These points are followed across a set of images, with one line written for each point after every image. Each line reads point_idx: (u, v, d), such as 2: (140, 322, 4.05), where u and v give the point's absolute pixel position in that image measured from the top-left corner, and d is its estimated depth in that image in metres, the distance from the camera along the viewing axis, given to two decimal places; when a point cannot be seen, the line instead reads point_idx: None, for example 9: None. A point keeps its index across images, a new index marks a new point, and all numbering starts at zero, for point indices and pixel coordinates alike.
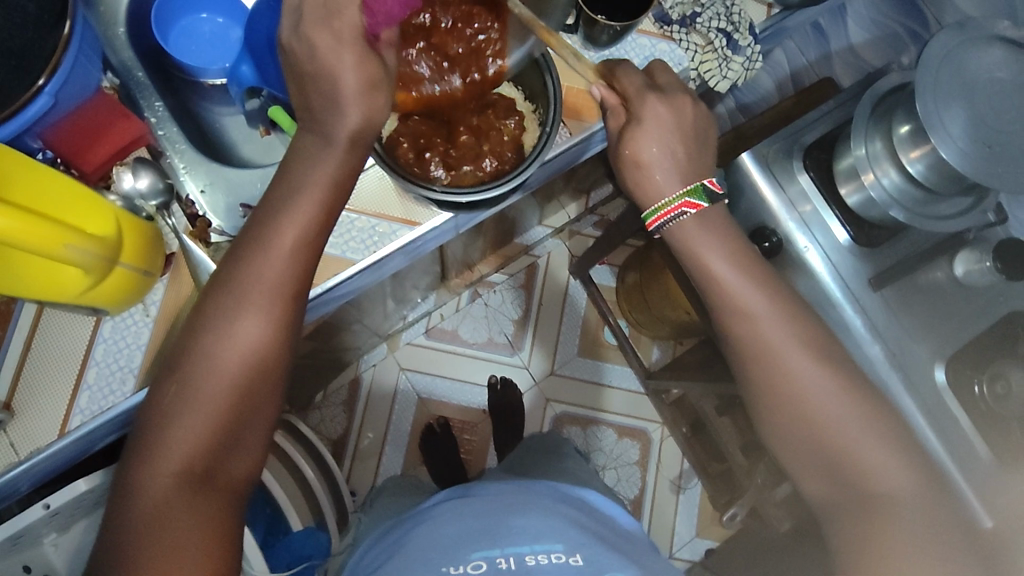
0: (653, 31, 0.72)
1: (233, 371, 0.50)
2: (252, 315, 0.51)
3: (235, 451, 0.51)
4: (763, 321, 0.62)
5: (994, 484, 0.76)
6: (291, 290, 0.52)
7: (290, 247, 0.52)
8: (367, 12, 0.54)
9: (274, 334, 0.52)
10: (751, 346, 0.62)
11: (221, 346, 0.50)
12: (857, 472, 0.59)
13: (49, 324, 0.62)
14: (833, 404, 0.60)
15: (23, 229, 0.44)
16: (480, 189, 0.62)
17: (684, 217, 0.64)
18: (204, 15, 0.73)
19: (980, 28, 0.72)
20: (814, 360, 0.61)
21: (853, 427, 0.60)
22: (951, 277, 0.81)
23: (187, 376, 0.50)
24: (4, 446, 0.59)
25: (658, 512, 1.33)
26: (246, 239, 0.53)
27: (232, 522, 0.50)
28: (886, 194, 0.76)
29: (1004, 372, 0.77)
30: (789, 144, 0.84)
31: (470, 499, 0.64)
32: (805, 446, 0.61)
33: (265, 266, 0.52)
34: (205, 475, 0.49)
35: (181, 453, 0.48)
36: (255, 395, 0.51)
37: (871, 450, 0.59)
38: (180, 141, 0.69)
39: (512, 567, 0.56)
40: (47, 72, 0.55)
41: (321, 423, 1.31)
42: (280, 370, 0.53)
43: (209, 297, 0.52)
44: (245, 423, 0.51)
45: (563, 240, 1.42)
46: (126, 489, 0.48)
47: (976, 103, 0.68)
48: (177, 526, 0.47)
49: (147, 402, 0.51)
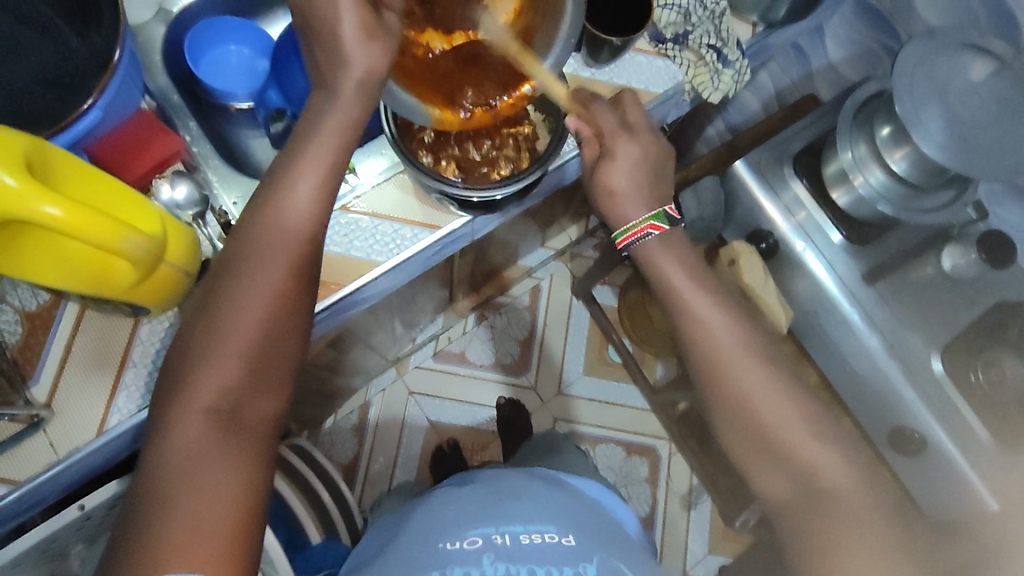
0: (649, 49, 0.78)
1: (257, 316, 0.53)
2: (274, 263, 0.54)
3: (259, 392, 0.53)
4: (705, 322, 0.61)
5: (996, 467, 0.78)
6: (308, 240, 0.56)
7: (319, 222, 0.57)
8: None
9: (293, 281, 0.55)
10: (696, 345, 0.61)
11: (247, 292, 0.53)
12: (810, 471, 0.56)
13: (90, 327, 0.65)
14: (778, 403, 0.58)
15: (81, 221, 0.49)
16: (498, 187, 0.67)
17: (649, 238, 0.65)
18: (232, 46, 0.78)
19: (949, 37, 0.78)
20: (761, 360, 0.60)
21: (801, 430, 0.57)
22: (941, 272, 0.86)
23: (215, 321, 0.53)
24: (43, 446, 0.61)
25: (670, 529, 1.33)
26: (261, 206, 0.56)
27: (261, 459, 0.52)
28: (875, 191, 0.81)
29: (998, 359, 0.82)
30: (778, 153, 0.90)
31: (466, 492, 0.67)
32: (758, 450, 0.58)
33: (285, 222, 0.55)
34: (233, 414, 0.51)
35: (212, 392, 0.51)
36: (279, 338, 0.54)
37: (816, 448, 0.57)
38: (212, 157, 0.74)
39: (507, 543, 0.58)
40: (97, 90, 0.62)
41: (333, 447, 1.32)
42: (299, 314, 0.55)
43: (235, 249, 0.55)
44: (268, 365, 0.53)
45: (565, 262, 1.47)
46: (161, 430, 0.50)
47: (949, 104, 0.74)
48: (210, 459, 0.49)
49: (178, 349, 0.53)
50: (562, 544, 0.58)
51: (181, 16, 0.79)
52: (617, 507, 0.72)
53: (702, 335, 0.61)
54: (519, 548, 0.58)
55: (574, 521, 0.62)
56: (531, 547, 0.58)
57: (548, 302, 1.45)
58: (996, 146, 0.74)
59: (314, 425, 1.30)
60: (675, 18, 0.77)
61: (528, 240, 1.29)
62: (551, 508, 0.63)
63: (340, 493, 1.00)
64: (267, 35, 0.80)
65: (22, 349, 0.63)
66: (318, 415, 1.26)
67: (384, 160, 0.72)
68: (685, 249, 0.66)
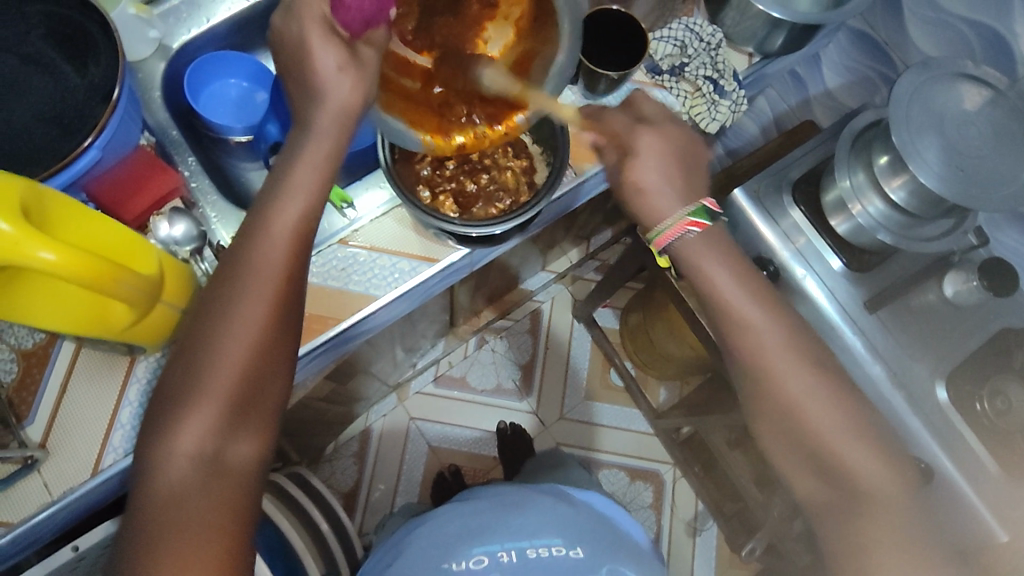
0: (646, 80, 0.78)
1: (237, 359, 0.52)
2: (253, 302, 0.53)
3: (242, 432, 0.52)
4: (757, 327, 0.60)
5: (1004, 496, 0.78)
6: (283, 274, 0.54)
7: (297, 259, 0.55)
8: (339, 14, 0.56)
9: (273, 319, 0.54)
10: (738, 350, 0.61)
11: (225, 333, 0.52)
12: (849, 478, 0.57)
13: (86, 365, 0.65)
14: (824, 412, 0.58)
15: (74, 267, 0.48)
16: (495, 223, 0.67)
17: (689, 235, 0.61)
18: (230, 80, 0.80)
19: (944, 67, 0.78)
20: (808, 369, 0.59)
21: (845, 436, 0.58)
22: (943, 298, 0.85)
23: (197, 362, 0.52)
24: (37, 487, 0.61)
25: (676, 555, 1.31)
26: (243, 247, 0.55)
27: (249, 500, 0.52)
28: (874, 220, 0.81)
29: (1004, 388, 0.81)
30: (778, 180, 0.90)
31: (472, 504, 0.67)
32: (798, 454, 0.59)
33: (267, 256, 0.54)
34: (215, 458, 0.51)
35: (194, 436, 0.51)
36: (261, 377, 0.53)
37: (861, 455, 0.58)
38: (211, 192, 0.73)
39: (514, 560, 0.59)
40: (94, 131, 0.61)
41: (333, 475, 1.31)
42: (282, 352, 0.54)
43: (216, 290, 0.54)
44: (252, 404, 0.53)
45: (566, 285, 1.46)
46: (146, 474, 0.51)
47: (946, 134, 0.74)
48: (194, 505, 0.49)
49: (162, 393, 0.53)
50: (571, 558, 0.60)
51: (182, 50, 0.78)
52: (629, 519, 0.72)
53: (745, 340, 0.60)
54: (525, 564, 0.59)
55: (579, 531, 0.63)
56: (536, 561, 0.59)
57: (550, 326, 1.44)
58: (994, 176, 0.73)
59: (314, 452, 1.29)
60: (672, 50, 0.78)
61: (528, 264, 1.29)
62: (556, 518, 0.63)
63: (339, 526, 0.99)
64: (266, 69, 0.81)
65: (18, 389, 0.63)
66: (318, 444, 1.25)
67: (384, 193, 0.73)
68: (710, 252, 0.62)
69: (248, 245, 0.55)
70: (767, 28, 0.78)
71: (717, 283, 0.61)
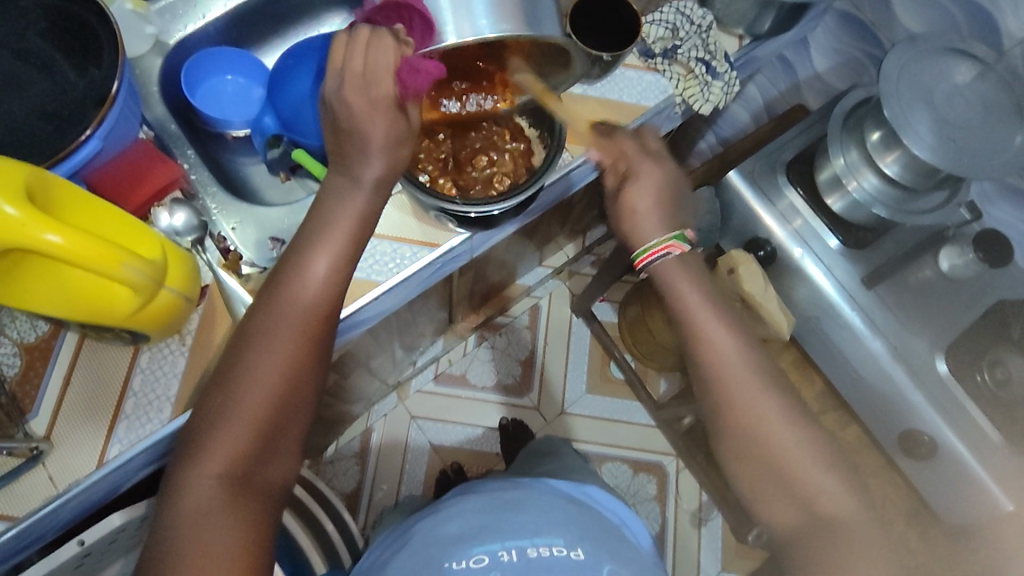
0: (639, 64, 0.80)
1: (273, 381, 0.53)
2: (290, 325, 0.54)
3: (272, 456, 0.53)
4: (718, 352, 0.61)
5: (1010, 467, 0.80)
6: (327, 307, 0.56)
7: (339, 282, 0.57)
8: (399, 83, 0.56)
9: (309, 347, 0.55)
10: (706, 369, 0.61)
11: (262, 354, 0.53)
12: (824, 510, 0.56)
13: (90, 357, 0.64)
14: (794, 442, 0.58)
15: (81, 249, 0.49)
16: (494, 203, 0.68)
17: (669, 256, 0.64)
18: (228, 76, 0.78)
19: (931, 42, 0.80)
20: (777, 397, 0.60)
21: (816, 465, 0.57)
22: (939, 272, 0.87)
23: (232, 383, 0.53)
24: (42, 480, 0.60)
25: (682, 548, 1.31)
26: (282, 275, 0.56)
27: (268, 524, 0.52)
28: (869, 194, 0.82)
29: (1003, 358, 0.82)
30: (771, 162, 0.91)
31: (472, 500, 0.65)
32: (766, 477, 0.58)
33: (304, 288, 0.55)
34: (245, 478, 0.52)
35: (226, 456, 0.51)
36: (292, 403, 0.54)
37: (835, 489, 0.57)
38: (211, 184, 0.74)
39: (514, 559, 0.56)
40: (94, 122, 0.61)
41: (335, 476, 1.30)
42: (313, 383, 0.55)
43: (252, 317, 0.55)
44: (282, 429, 0.54)
45: (563, 280, 1.47)
46: (174, 491, 0.51)
47: (937, 107, 0.76)
48: (220, 524, 0.49)
49: (197, 410, 0.54)
50: (572, 559, 0.56)
51: (179, 48, 0.78)
52: (625, 513, 0.70)
53: (713, 368, 0.61)
54: (527, 562, 0.56)
55: (579, 530, 0.60)
56: (538, 561, 0.56)
57: (549, 320, 1.45)
58: (987, 147, 0.74)
59: (315, 454, 1.28)
60: (664, 33, 0.80)
61: (525, 260, 1.30)
62: (561, 522, 0.61)
63: (344, 526, 0.98)
64: (263, 66, 0.80)
65: (21, 382, 0.63)
66: (320, 445, 1.24)
67: None
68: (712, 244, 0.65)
69: (285, 260, 0.57)
70: (756, 10, 0.80)
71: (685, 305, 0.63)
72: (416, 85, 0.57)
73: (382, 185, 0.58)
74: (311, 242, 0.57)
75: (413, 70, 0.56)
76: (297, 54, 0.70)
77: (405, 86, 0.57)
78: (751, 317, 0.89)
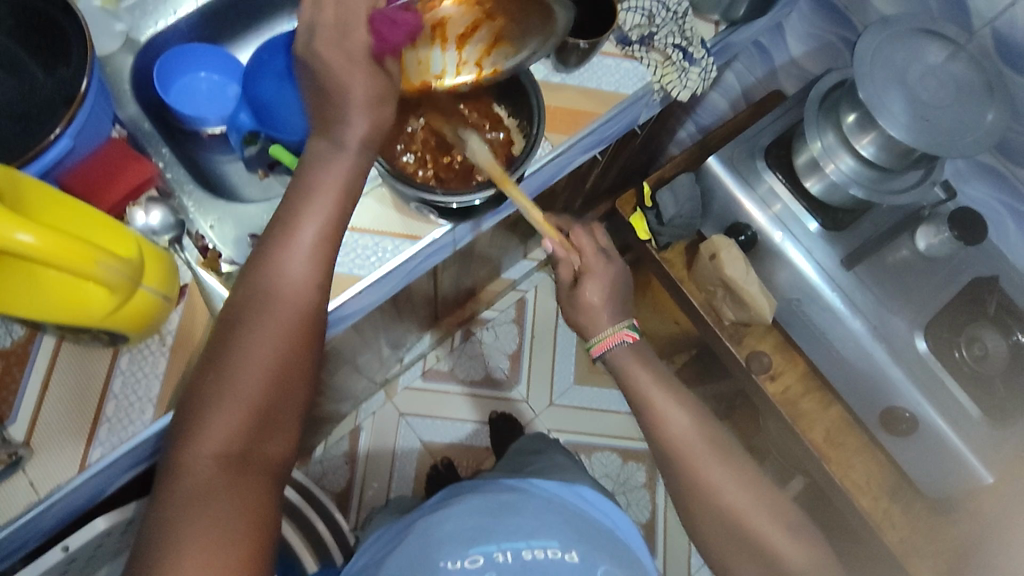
0: (617, 52, 0.80)
1: (266, 359, 0.52)
2: (282, 302, 0.54)
3: (269, 435, 0.53)
4: (678, 440, 0.64)
5: (987, 438, 0.83)
6: (319, 285, 0.55)
7: (327, 262, 0.56)
8: (376, 37, 0.58)
9: (302, 327, 0.54)
10: (657, 438, 0.66)
11: (254, 331, 0.53)
12: (782, 558, 0.59)
13: (67, 360, 0.63)
14: (780, 537, 0.60)
15: (53, 248, 0.48)
16: (473, 193, 0.68)
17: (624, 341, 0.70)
18: (202, 73, 0.76)
19: (903, 23, 0.80)
20: (723, 465, 0.63)
21: (762, 516, 0.60)
22: (917, 252, 0.89)
23: (223, 362, 0.52)
24: (24, 486, 0.59)
25: (672, 534, 1.32)
26: (268, 256, 0.55)
27: (267, 503, 0.52)
28: (846, 176, 0.84)
29: (980, 335, 0.84)
30: (749, 147, 0.93)
31: (465, 502, 0.65)
32: (726, 537, 0.61)
33: (294, 269, 0.55)
34: (243, 457, 0.51)
35: (223, 435, 0.51)
36: (287, 382, 0.53)
37: (776, 523, 0.60)
38: (187, 182, 0.73)
39: (511, 560, 0.56)
40: (63, 121, 0.60)
41: (324, 476, 1.30)
42: (309, 361, 0.55)
43: (242, 295, 0.55)
44: (279, 408, 0.53)
45: (549, 273, 1.47)
46: (171, 471, 0.50)
47: (910, 86, 0.77)
48: (219, 504, 0.49)
49: (189, 391, 0.53)
50: (565, 561, 0.56)
51: (149, 46, 0.78)
52: (610, 509, 0.69)
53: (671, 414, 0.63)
54: (522, 565, 0.56)
55: (571, 530, 0.60)
56: (534, 563, 0.56)
57: (535, 313, 1.45)
58: (960, 127, 0.76)
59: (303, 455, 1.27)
60: (639, 20, 0.80)
61: (510, 253, 1.30)
62: (554, 521, 0.61)
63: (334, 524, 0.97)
64: (238, 63, 0.77)
65: None
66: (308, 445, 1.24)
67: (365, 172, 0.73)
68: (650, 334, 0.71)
69: (268, 243, 0.56)
70: None
71: (645, 394, 0.67)
72: (394, 38, 0.58)
73: (364, 144, 0.57)
74: (296, 224, 0.56)
75: (390, 21, 0.58)
76: (271, 49, 0.69)
77: (382, 39, 0.58)
78: (735, 301, 0.90)
